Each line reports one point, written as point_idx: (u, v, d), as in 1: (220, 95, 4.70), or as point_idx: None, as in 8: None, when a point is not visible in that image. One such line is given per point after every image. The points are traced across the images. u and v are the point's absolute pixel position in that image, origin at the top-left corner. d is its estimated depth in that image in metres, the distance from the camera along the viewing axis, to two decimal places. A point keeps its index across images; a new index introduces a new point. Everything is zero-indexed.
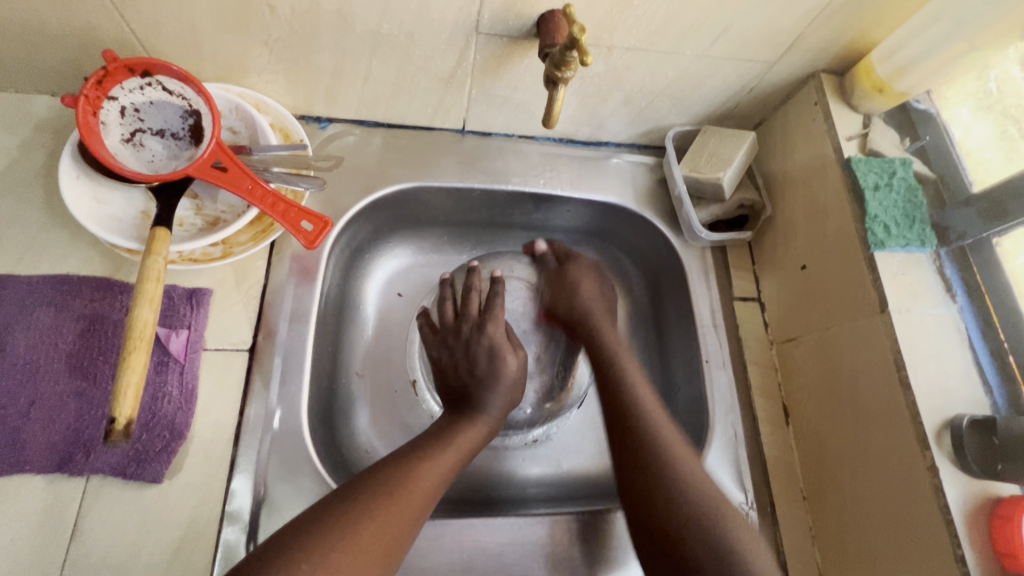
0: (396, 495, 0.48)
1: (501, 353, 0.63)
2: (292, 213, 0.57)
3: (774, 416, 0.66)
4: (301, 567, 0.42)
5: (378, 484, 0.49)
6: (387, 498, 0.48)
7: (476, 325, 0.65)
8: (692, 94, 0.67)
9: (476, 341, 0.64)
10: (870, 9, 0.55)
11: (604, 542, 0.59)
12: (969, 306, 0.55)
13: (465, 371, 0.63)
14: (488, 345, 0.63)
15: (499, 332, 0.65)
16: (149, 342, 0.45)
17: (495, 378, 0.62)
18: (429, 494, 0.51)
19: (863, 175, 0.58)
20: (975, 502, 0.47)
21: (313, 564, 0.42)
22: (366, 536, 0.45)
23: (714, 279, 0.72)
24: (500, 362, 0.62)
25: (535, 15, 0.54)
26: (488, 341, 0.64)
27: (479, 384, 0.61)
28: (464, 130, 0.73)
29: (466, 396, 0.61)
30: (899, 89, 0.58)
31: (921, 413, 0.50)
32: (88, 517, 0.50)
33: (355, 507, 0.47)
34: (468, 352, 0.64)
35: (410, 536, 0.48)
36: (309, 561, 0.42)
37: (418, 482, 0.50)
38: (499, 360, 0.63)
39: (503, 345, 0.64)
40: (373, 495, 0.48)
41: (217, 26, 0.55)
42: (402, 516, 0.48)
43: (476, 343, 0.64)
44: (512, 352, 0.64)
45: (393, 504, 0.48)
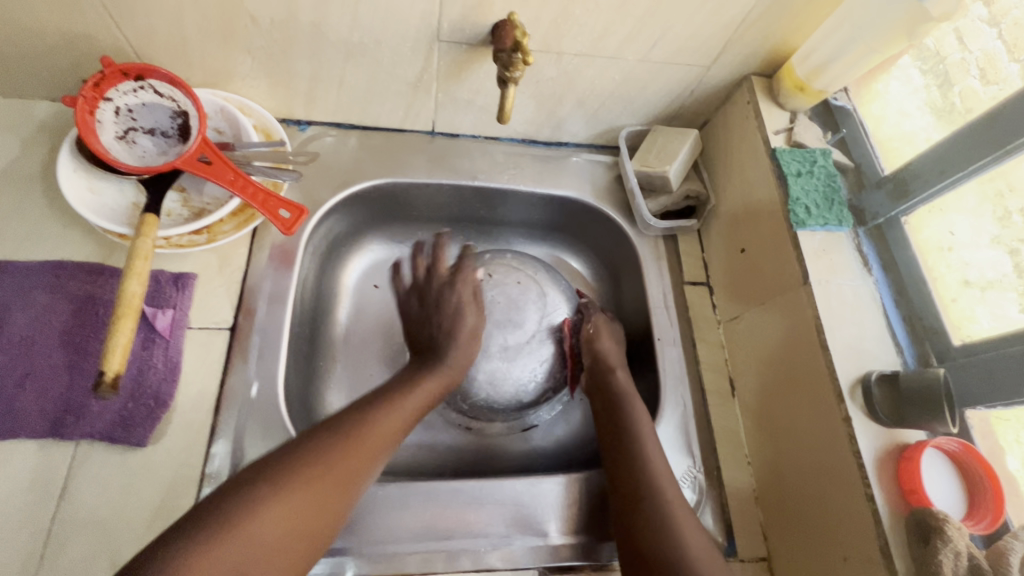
0: (355, 441, 0.50)
1: (464, 311, 0.65)
2: (271, 202, 0.63)
3: (721, 389, 0.71)
4: (258, 496, 0.43)
5: (339, 430, 0.50)
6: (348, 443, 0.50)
7: (447, 281, 0.67)
8: (639, 96, 0.74)
9: (445, 297, 0.66)
10: (785, 17, 0.62)
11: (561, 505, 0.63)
12: (883, 279, 0.61)
13: (433, 325, 0.64)
14: (455, 302, 0.65)
15: (468, 289, 0.67)
16: (136, 310, 0.50)
17: (456, 333, 0.63)
18: (388, 441, 0.53)
19: (786, 164, 0.65)
20: (885, 448, 0.52)
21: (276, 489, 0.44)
22: (330, 475, 0.47)
23: (666, 265, 0.78)
24: (463, 318, 0.64)
25: (489, 23, 0.61)
26: (456, 298, 0.65)
27: (443, 335, 0.63)
28: (434, 131, 0.79)
29: (429, 352, 0.63)
30: (818, 86, 0.65)
31: (838, 371, 0.55)
32: (76, 478, 0.54)
33: (318, 449, 0.48)
34: (433, 308, 0.65)
35: (369, 479, 0.51)
36: (268, 484, 0.44)
37: (377, 427, 0.52)
38: (462, 317, 0.64)
39: (468, 304, 0.66)
40: (334, 438, 0.50)
41: (204, 36, 0.61)
42: (364, 458, 0.50)
43: (443, 298, 0.66)
44: (476, 311, 0.66)
45: (353, 448, 0.50)
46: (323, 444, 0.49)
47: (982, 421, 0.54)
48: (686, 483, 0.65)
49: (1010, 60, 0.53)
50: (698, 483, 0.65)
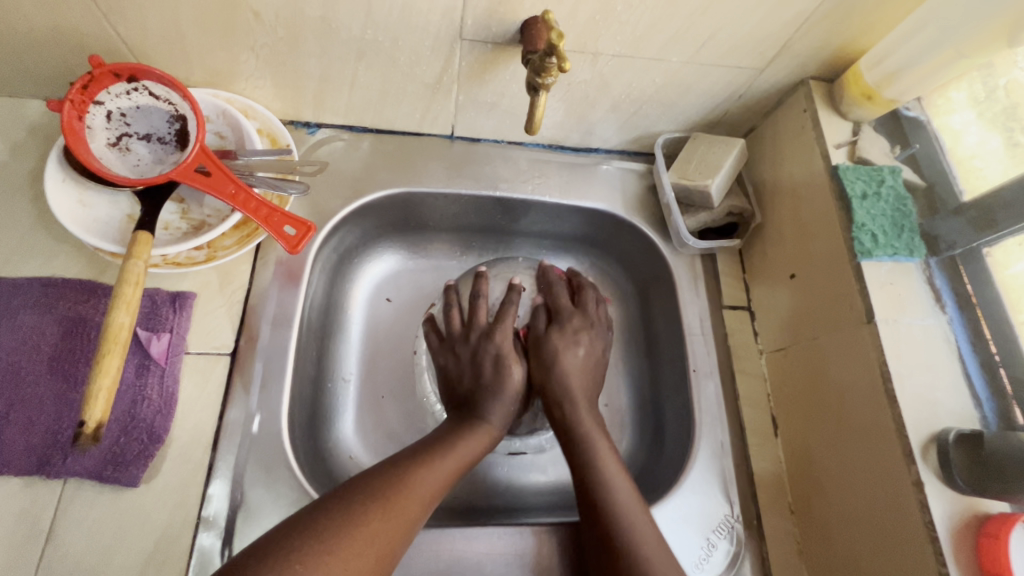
0: (393, 502, 0.48)
1: (508, 362, 0.62)
2: (275, 218, 0.57)
3: (762, 427, 0.65)
4: (292, 568, 0.41)
5: (376, 488, 0.48)
6: (383, 503, 0.47)
7: (484, 332, 0.65)
8: (681, 100, 0.67)
9: (484, 348, 0.63)
10: (856, 16, 0.55)
11: (587, 553, 0.58)
12: (959, 317, 0.54)
13: (471, 377, 0.62)
14: (494, 354, 0.63)
15: (507, 342, 0.64)
16: (124, 346, 0.45)
17: (499, 388, 0.61)
18: (425, 502, 0.50)
19: (851, 184, 0.58)
20: (962, 519, 0.46)
21: (306, 565, 0.41)
22: (367, 535, 0.45)
23: (703, 286, 0.71)
24: (506, 371, 0.62)
25: (518, 21, 0.54)
26: (495, 349, 0.63)
27: (487, 390, 0.61)
28: (453, 136, 0.73)
29: (468, 403, 0.60)
30: (889, 95, 0.58)
31: (907, 427, 0.49)
32: (63, 520, 0.49)
33: (356, 505, 0.46)
34: (474, 360, 0.63)
35: (405, 543, 0.48)
36: (302, 564, 0.41)
37: (416, 488, 0.50)
38: (508, 375, 0.62)
39: (510, 356, 0.63)
40: (370, 496, 0.47)
41: (203, 33, 0.55)
42: (396, 529, 0.47)
43: (483, 350, 0.63)
44: (519, 361, 0.63)
45: (392, 510, 0.47)
46: (364, 506, 0.46)
47: None
48: (722, 533, 0.59)
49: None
50: (736, 534, 0.60)
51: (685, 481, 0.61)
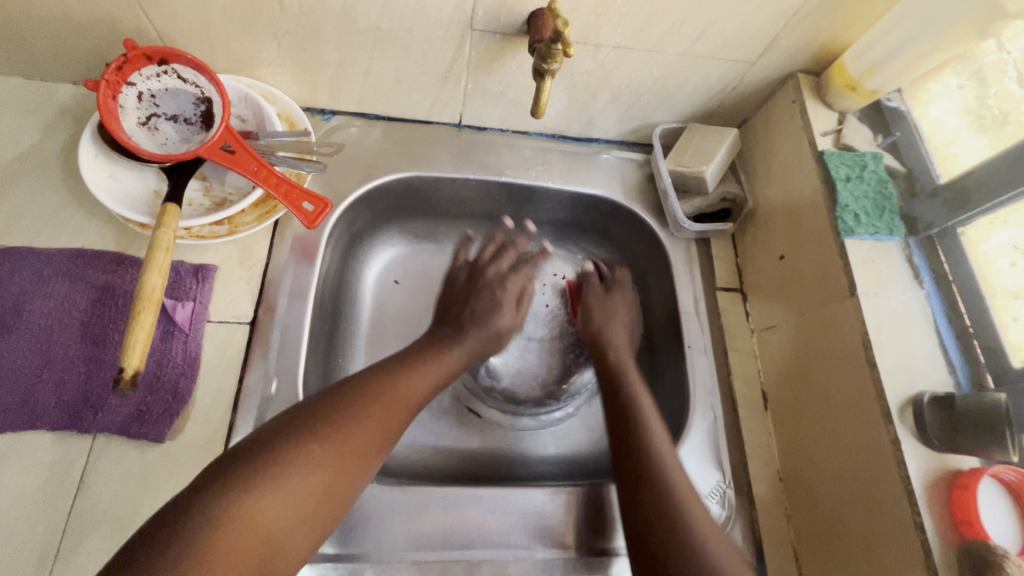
0: (382, 403, 0.50)
1: (501, 306, 0.66)
2: (294, 195, 0.60)
3: (753, 400, 0.68)
4: (276, 445, 0.43)
5: (367, 388, 0.50)
6: (369, 403, 0.49)
7: (498, 276, 0.69)
8: (677, 92, 0.71)
9: (483, 284, 0.68)
10: (840, 12, 0.59)
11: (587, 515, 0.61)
12: (935, 292, 0.58)
13: (461, 301, 0.67)
14: (493, 291, 0.67)
15: (512, 290, 0.69)
16: (157, 304, 0.48)
17: (484, 316, 0.65)
18: (411, 410, 0.52)
19: (835, 168, 0.61)
20: (936, 475, 0.49)
21: (292, 445, 0.43)
22: (356, 432, 0.47)
23: (697, 269, 0.75)
24: (501, 311, 0.66)
25: (525, 12, 0.58)
26: (499, 291, 0.67)
27: (476, 312, 0.65)
28: (461, 124, 0.77)
29: (455, 322, 0.64)
30: (871, 86, 0.62)
31: (886, 391, 0.52)
32: (93, 474, 0.52)
33: (346, 403, 0.48)
34: (470, 288, 0.68)
35: (391, 444, 0.50)
36: (306, 451, 0.43)
37: (401, 394, 0.52)
38: (496, 308, 0.66)
39: (506, 301, 0.67)
40: (362, 396, 0.49)
41: (230, 20, 0.59)
42: (381, 426, 0.49)
43: (482, 283, 0.68)
44: (513, 311, 0.67)
45: (378, 407, 0.49)
46: (354, 403, 0.48)
47: None
48: (715, 498, 0.63)
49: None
50: (728, 499, 0.63)
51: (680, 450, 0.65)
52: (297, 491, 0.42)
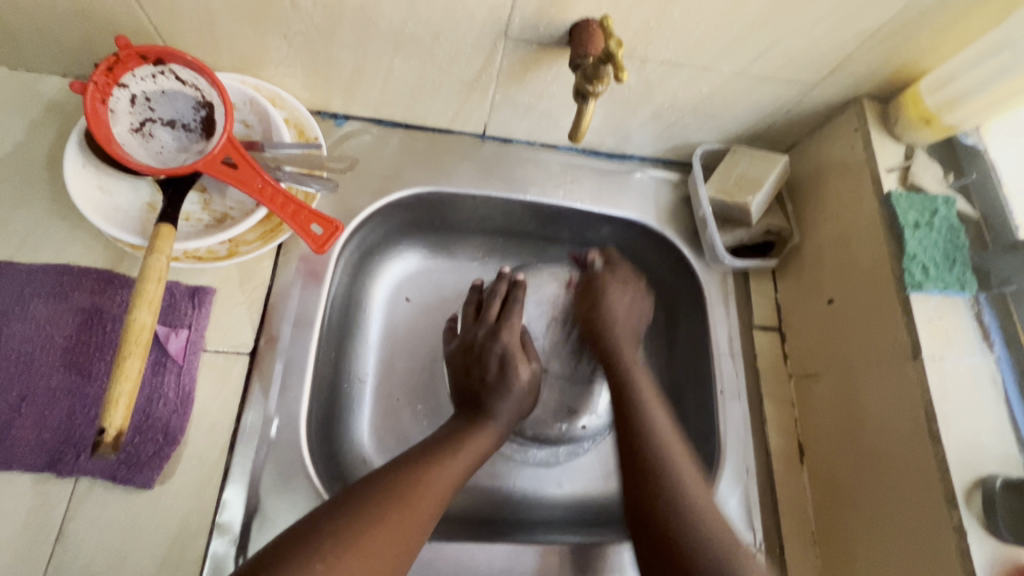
0: (410, 498, 0.46)
1: (513, 363, 0.61)
2: (301, 215, 0.55)
3: (788, 453, 0.63)
4: (315, 568, 0.39)
5: (393, 484, 0.47)
6: (403, 501, 0.46)
7: (492, 329, 0.64)
8: (724, 112, 0.64)
9: (489, 347, 0.63)
10: (923, 36, 0.52)
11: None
12: (1005, 356, 0.52)
13: (476, 376, 0.62)
14: (501, 353, 0.62)
15: (515, 339, 0.63)
16: (146, 347, 0.43)
17: (506, 389, 0.60)
18: (439, 501, 0.49)
19: (903, 213, 0.55)
20: (1002, 570, 0.45)
21: (329, 563, 0.40)
22: (397, 528, 0.44)
23: (734, 305, 0.69)
24: (513, 373, 0.61)
25: (567, 23, 0.51)
26: (501, 347, 0.62)
27: (496, 390, 0.60)
28: (484, 135, 0.70)
29: (475, 403, 0.60)
30: (949, 121, 0.55)
31: (950, 471, 0.47)
32: (73, 521, 0.48)
33: (382, 500, 0.45)
34: (480, 359, 0.62)
35: (421, 540, 0.46)
36: (322, 561, 0.40)
37: (430, 483, 0.49)
38: (517, 378, 0.60)
39: (516, 353, 0.62)
40: (386, 497, 0.45)
41: (234, 16, 0.52)
42: (420, 519, 0.46)
43: (489, 348, 0.63)
44: (525, 362, 0.62)
45: (408, 505, 0.46)
46: (380, 501, 0.45)
47: None
48: None
49: None
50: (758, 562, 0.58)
51: None
52: None
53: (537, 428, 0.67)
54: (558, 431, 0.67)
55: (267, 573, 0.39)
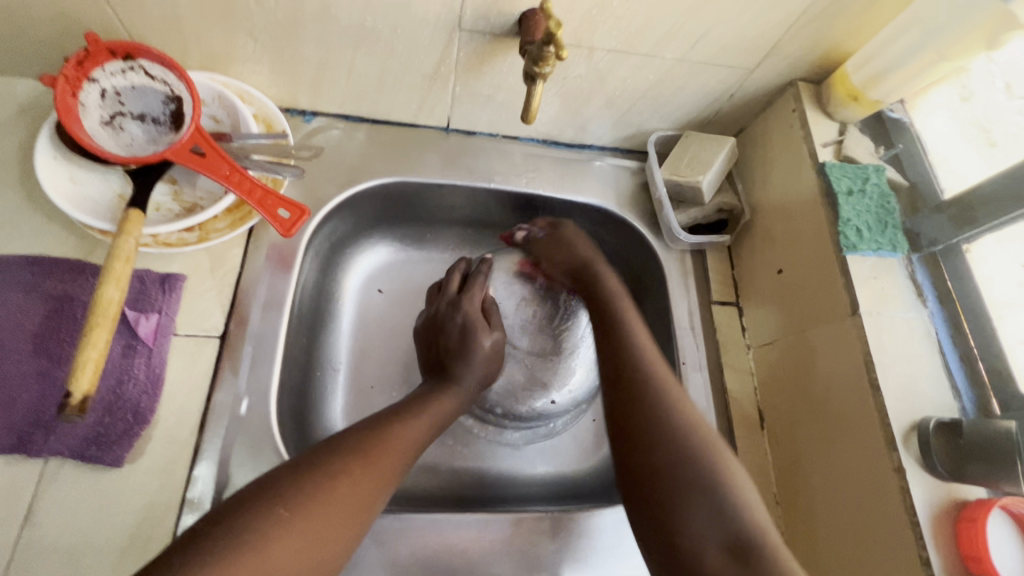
0: (373, 455, 0.48)
1: (474, 330, 0.63)
2: (269, 200, 0.57)
3: (749, 419, 0.66)
4: (278, 513, 0.41)
5: (358, 440, 0.48)
6: (366, 459, 0.47)
7: (452, 303, 0.66)
8: (672, 98, 0.68)
9: (450, 318, 0.65)
10: (844, 18, 0.56)
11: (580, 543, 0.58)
12: (938, 311, 0.55)
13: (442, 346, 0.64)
14: (461, 323, 0.64)
15: (474, 309, 0.65)
16: (113, 320, 0.44)
17: (468, 354, 0.62)
18: (407, 456, 0.51)
19: (836, 181, 0.59)
20: (942, 506, 0.47)
21: (292, 510, 0.41)
22: (364, 483, 0.46)
23: (692, 282, 0.72)
24: (473, 340, 0.63)
25: (516, 13, 0.55)
26: (462, 317, 0.64)
27: (460, 357, 0.62)
28: (449, 128, 0.74)
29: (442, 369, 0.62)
30: (874, 96, 0.60)
31: (889, 414, 0.50)
32: (43, 501, 0.48)
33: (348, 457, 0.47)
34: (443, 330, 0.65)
35: (387, 493, 0.48)
36: (285, 508, 0.41)
37: (396, 440, 0.50)
38: (477, 346, 0.63)
39: (476, 321, 0.64)
40: (352, 452, 0.47)
41: (200, 14, 0.55)
42: (383, 476, 0.47)
43: (450, 319, 0.65)
44: (488, 331, 0.64)
45: (372, 462, 0.47)
46: (345, 454, 0.46)
47: None
48: None
49: None
50: None
51: None
52: (309, 552, 0.41)
53: (507, 405, 0.67)
54: (527, 407, 0.67)
55: (230, 520, 0.40)
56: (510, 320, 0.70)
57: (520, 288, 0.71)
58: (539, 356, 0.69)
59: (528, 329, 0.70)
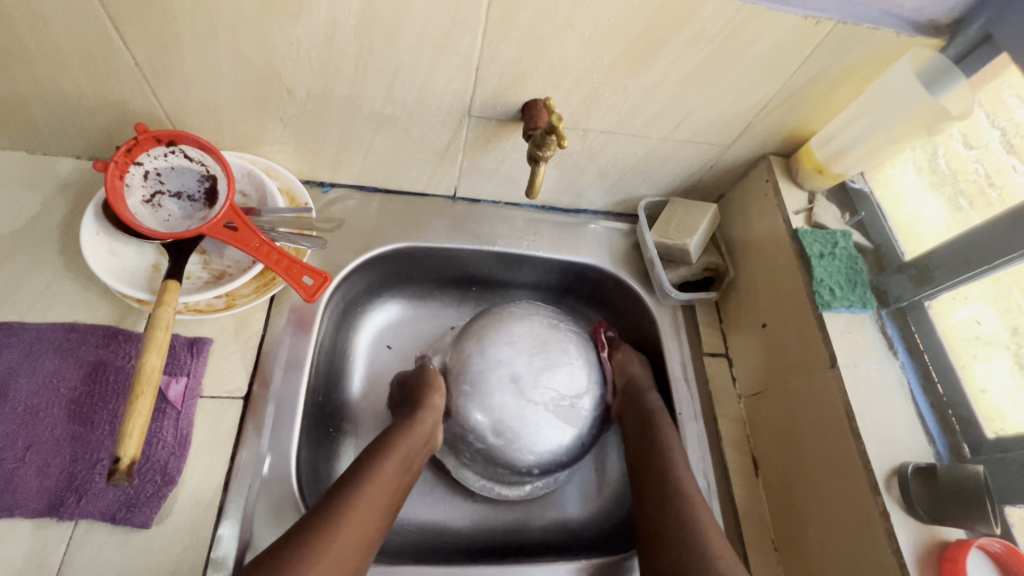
0: (319, 528, 0.50)
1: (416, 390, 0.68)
2: (294, 269, 0.62)
3: (743, 467, 0.69)
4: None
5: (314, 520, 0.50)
6: (337, 526, 0.50)
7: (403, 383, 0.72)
8: (659, 170, 0.76)
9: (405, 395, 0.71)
10: (805, 104, 0.65)
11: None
12: (909, 362, 0.61)
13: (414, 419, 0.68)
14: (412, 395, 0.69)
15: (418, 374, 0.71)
16: (155, 387, 0.48)
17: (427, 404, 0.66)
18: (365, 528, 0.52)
19: (809, 245, 0.66)
20: (926, 547, 0.51)
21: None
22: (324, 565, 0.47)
23: (684, 336, 0.77)
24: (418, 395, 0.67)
25: (520, 102, 0.63)
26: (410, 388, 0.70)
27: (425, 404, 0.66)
28: (455, 196, 0.80)
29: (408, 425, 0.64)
30: (836, 170, 0.67)
31: (871, 460, 0.54)
32: (72, 563, 0.50)
33: (323, 523, 0.50)
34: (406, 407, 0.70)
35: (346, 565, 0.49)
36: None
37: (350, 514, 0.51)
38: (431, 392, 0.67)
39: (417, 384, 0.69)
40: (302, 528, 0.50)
41: (238, 104, 0.62)
42: (356, 542, 0.51)
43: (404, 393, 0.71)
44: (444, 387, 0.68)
45: (340, 527, 0.50)
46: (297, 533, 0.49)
47: (1022, 520, 0.52)
48: None
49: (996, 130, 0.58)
50: None
51: None
52: None
53: (533, 454, 0.66)
54: (553, 453, 0.67)
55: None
56: (513, 370, 0.67)
57: (535, 337, 0.69)
58: (554, 402, 0.67)
59: (538, 377, 0.67)
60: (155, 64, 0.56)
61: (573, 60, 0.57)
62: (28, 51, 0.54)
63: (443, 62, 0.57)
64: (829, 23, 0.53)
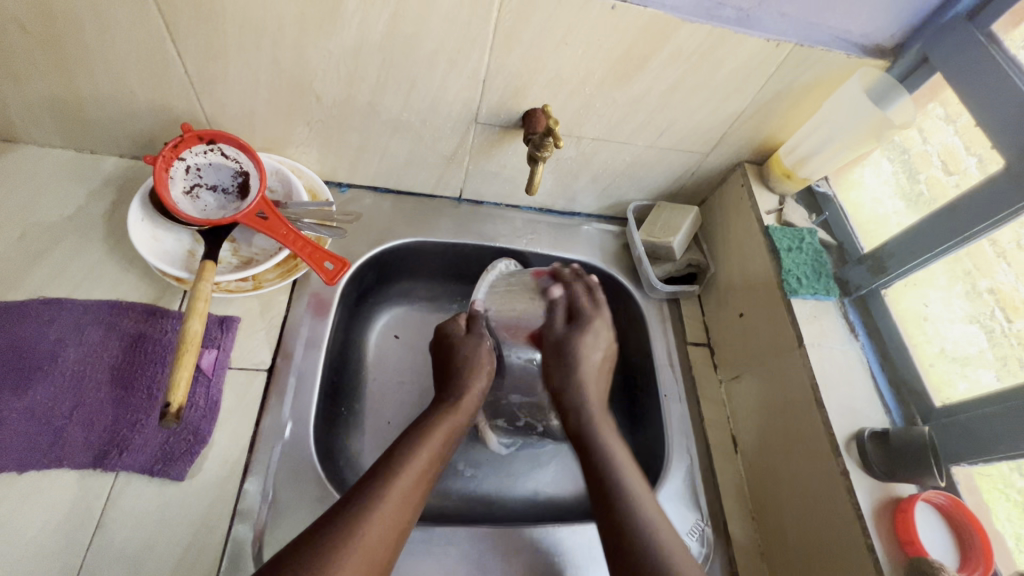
0: (359, 514, 0.51)
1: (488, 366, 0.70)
2: (318, 254, 0.69)
3: (723, 444, 0.75)
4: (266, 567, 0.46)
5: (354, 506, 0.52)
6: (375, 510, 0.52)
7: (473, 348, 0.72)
8: (645, 175, 0.84)
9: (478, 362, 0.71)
10: (773, 117, 0.73)
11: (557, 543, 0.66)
12: (869, 343, 0.68)
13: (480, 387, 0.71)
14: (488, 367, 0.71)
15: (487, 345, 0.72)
16: (197, 346, 0.55)
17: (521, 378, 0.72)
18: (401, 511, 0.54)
19: (779, 240, 0.73)
20: (882, 501, 0.57)
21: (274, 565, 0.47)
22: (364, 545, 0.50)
23: (669, 327, 0.84)
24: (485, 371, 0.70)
25: (521, 111, 0.71)
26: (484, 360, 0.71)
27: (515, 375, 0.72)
28: (460, 198, 0.88)
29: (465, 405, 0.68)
30: (802, 174, 0.75)
31: (833, 426, 0.61)
32: (113, 511, 0.55)
33: (374, 489, 0.54)
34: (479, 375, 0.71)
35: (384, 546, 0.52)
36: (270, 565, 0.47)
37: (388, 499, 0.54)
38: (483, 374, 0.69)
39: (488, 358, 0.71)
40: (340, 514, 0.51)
41: (271, 110, 0.70)
42: (390, 526, 0.53)
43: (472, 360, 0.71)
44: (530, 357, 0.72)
45: (389, 492, 0.54)
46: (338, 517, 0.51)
47: (966, 476, 0.59)
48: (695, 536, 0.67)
49: (968, 154, 0.63)
50: (706, 535, 0.68)
51: (661, 491, 0.70)
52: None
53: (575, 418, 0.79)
54: None
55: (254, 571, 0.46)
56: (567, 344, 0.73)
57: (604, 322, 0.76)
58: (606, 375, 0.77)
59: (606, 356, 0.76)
60: (202, 72, 0.64)
61: (568, 74, 0.66)
62: (92, 60, 0.62)
63: (454, 74, 0.65)
64: (788, 45, 0.62)
